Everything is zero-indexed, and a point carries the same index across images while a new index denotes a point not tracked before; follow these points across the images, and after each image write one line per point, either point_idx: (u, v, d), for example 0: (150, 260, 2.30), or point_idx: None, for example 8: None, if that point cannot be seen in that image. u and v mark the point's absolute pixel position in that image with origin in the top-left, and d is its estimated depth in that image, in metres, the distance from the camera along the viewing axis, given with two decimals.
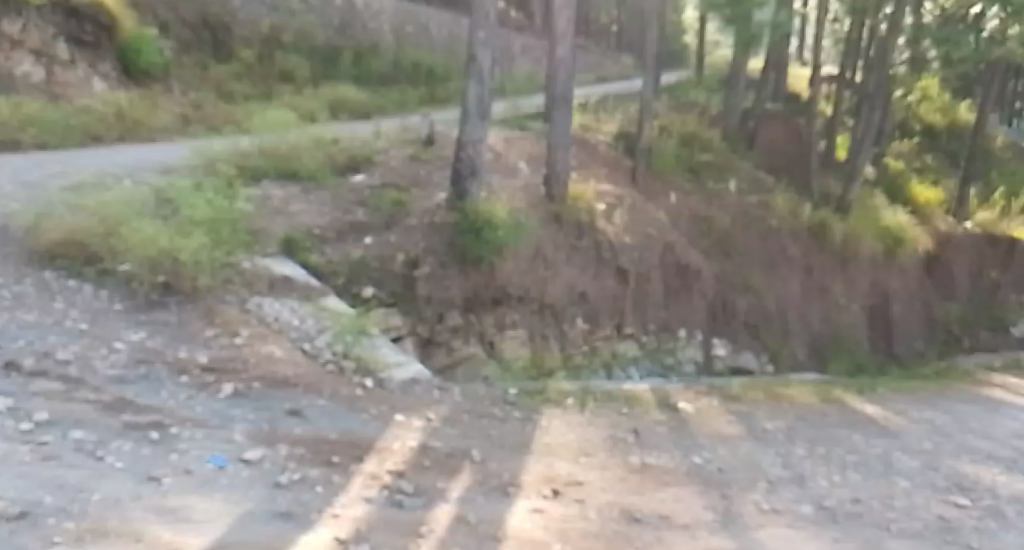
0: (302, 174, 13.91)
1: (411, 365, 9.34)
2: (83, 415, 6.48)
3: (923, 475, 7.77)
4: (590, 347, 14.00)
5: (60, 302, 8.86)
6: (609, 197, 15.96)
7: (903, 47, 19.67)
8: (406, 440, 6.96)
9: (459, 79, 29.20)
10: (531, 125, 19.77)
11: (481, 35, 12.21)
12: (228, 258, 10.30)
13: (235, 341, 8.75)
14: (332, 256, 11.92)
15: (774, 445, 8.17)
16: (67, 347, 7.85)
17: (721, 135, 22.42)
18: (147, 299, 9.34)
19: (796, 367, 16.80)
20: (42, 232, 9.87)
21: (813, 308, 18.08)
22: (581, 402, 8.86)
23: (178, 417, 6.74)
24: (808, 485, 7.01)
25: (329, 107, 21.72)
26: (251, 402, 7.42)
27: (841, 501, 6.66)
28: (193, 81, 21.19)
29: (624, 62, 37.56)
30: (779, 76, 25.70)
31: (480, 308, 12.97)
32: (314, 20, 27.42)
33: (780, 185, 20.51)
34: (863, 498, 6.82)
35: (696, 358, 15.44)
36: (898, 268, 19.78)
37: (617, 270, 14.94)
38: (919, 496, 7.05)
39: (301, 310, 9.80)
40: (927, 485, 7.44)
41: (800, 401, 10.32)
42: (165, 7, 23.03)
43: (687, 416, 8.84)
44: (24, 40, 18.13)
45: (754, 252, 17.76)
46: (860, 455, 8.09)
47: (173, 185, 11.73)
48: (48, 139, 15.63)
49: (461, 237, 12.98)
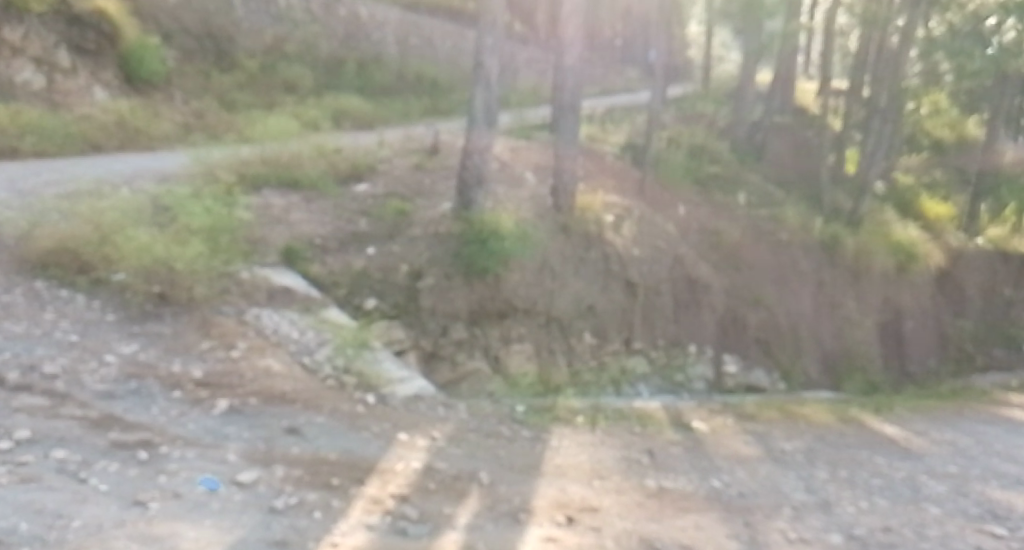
0: (304, 182, 13.54)
1: (415, 382, 9.08)
2: (68, 433, 6.13)
3: (955, 502, 7.40)
4: (598, 363, 13.62)
5: (51, 312, 8.51)
6: (618, 208, 15.66)
7: (915, 60, 19.24)
8: (409, 461, 6.60)
9: (463, 90, 28.99)
10: (536, 135, 19.49)
11: (488, 41, 11.89)
12: (226, 267, 9.98)
13: (232, 354, 8.41)
14: (334, 266, 11.65)
15: (794, 468, 7.81)
16: (55, 360, 7.50)
17: (729, 147, 22.14)
18: (141, 310, 8.97)
19: (809, 385, 16.39)
20: (34, 240, 9.50)
21: (825, 324, 17.74)
22: (592, 420, 8.52)
23: (169, 435, 6.38)
24: (834, 512, 6.64)
25: (332, 115, 21.43)
26: (247, 419, 7.08)
27: (871, 530, 6.29)
28: (195, 89, 20.91)
29: (630, 75, 37.35)
30: (788, 89, 25.42)
31: (485, 321, 12.60)
32: (318, 31, 27.21)
33: (791, 198, 20.23)
34: (894, 526, 6.45)
35: (707, 375, 14.99)
36: (910, 283, 19.55)
37: (626, 282, 14.63)
38: (952, 525, 6.69)
39: (301, 322, 9.47)
40: (959, 512, 7.07)
41: (817, 420, 10.00)
42: (168, 17, 22.78)
43: (702, 436, 8.51)
44: (25, 48, 17.92)
45: (764, 266, 17.45)
46: (885, 479, 7.73)
47: (170, 193, 11.41)
48: (47, 146, 15.30)
49: (466, 247, 12.63)
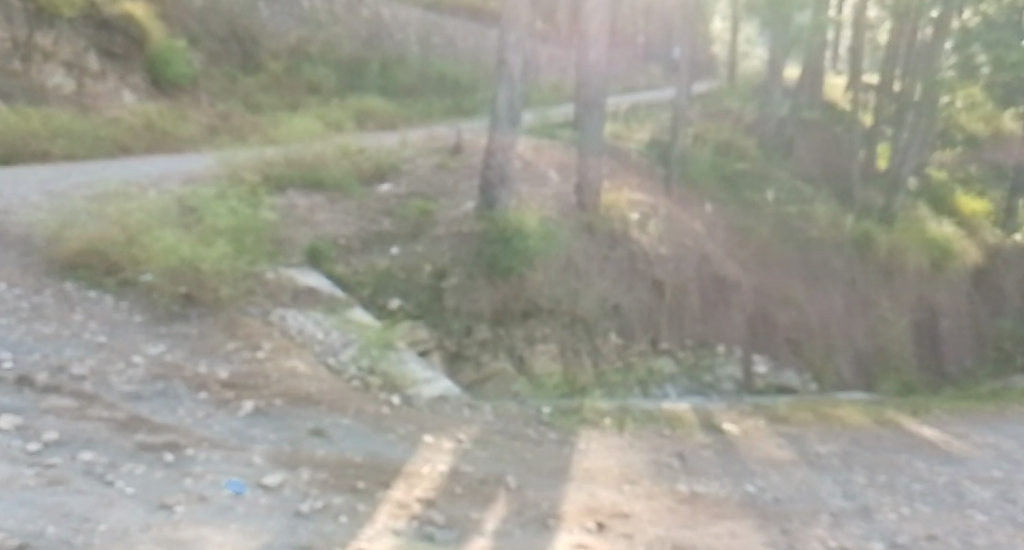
0: (328, 182, 13.53)
1: (440, 382, 9.05)
2: (95, 435, 6.10)
3: (1003, 510, 7.46)
4: (625, 363, 13.50)
5: (79, 314, 8.51)
6: (643, 206, 15.60)
7: (950, 53, 19.04)
8: (435, 464, 6.54)
9: (485, 89, 28.93)
10: (561, 133, 19.40)
11: (512, 38, 11.85)
12: (252, 268, 9.97)
13: (257, 355, 8.39)
14: (357, 267, 11.66)
15: (829, 472, 7.76)
16: (83, 361, 7.49)
17: (756, 145, 21.97)
18: (168, 311, 8.95)
19: (840, 386, 16.23)
20: (62, 241, 9.51)
21: (857, 323, 17.56)
22: (619, 422, 8.46)
23: (194, 437, 6.35)
24: (874, 519, 6.57)
25: (356, 116, 21.42)
26: (273, 420, 7.04)
27: (914, 539, 6.23)
28: (220, 92, 20.95)
29: (652, 73, 37.20)
30: (816, 84, 25.22)
31: (509, 320, 12.48)
32: (341, 32, 27.23)
33: (820, 195, 20.13)
34: (940, 534, 6.45)
35: (736, 376, 14.80)
36: (945, 280, 19.32)
37: (652, 282, 14.54)
38: (1003, 534, 6.76)
39: (326, 322, 9.44)
40: (1006, 521, 7.14)
41: (852, 423, 9.97)
42: (194, 19, 22.86)
43: (733, 439, 8.46)
44: (56, 52, 18.00)
45: (794, 264, 17.31)
46: (927, 485, 7.76)
47: (196, 194, 11.40)
48: (77, 149, 15.34)
49: (489, 246, 12.57)
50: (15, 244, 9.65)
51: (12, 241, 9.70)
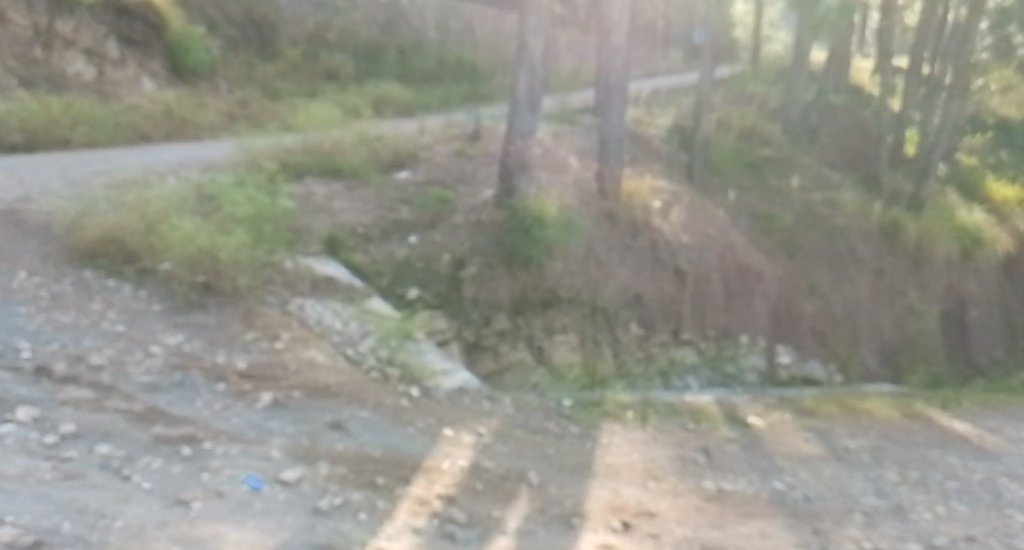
0: (346, 170, 13.43)
1: (459, 374, 8.91)
2: (112, 426, 5.97)
3: None
4: (645, 354, 13.38)
5: (98, 302, 8.43)
6: (665, 194, 15.48)
7: (986, 34, 18.82)
8: (455, 459, 6.42)
9: (504, 76, 28.75)
10: (580, 119, 19.24)
11: (532, 21, 11.68)
12: (270, 257, 9.88)
13: (275, 345, 8.29)
14: (376, 256, 11.54)
15: (861, 469, 7.69)
16: (101, 351, 7.41)
17: (780, 132, 21.74)
18: (187, 300, 8.87)
19: (867, 377, 16.07)
20: (81, 229, 9.43)
21: (884, 313, 17.39)
22: (642, 416, 8.42)
23: (212, 430, 6.23)
24: (909, 519, 6.50)
25: (373, 102, 21.27)
26: (291, 413, 6.94)
27: (952, 540, 6.13)
28: (239, 79, 20.85)
29: (673, 58, 36.90)
30: (842, 68, 24.93)
31: (529, 311, 12.36)
32: (359, 19, 27.12)
33: (847, 183, 20.02)
34: (978, 536, 6.33)
35: (759, 366, 14.64)
36: (975, 269, 19.11)
37: (675, 271, 14.38)
38: None
39: (344, 312, 9.34)
40: None
41: (881, 417, 9.88)
42: (213, 7, 22.76)
43: (759, 433, 8.45)
44: (76, 40, 17.94)
45: (819, 253, 17.13)
46: (961, 483, 7.63)
47: (214, 182, 11.32)
48: (98, 137, 15.28)
49: (508, 235, 12.42)
50: (35, 232, 9.59)
51: (32, 230, 9.64)
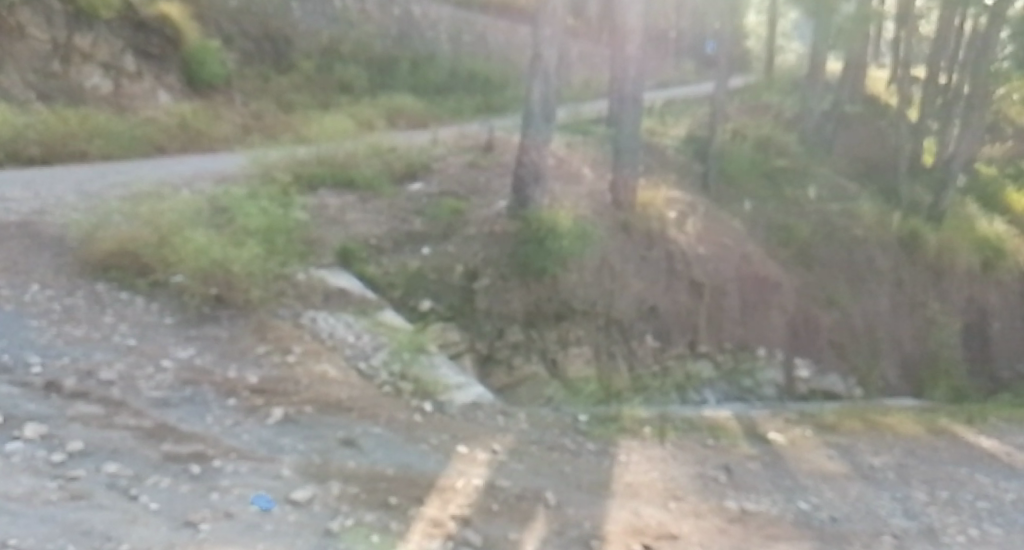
0: (360, 181, 13.33)
1: (473, 388, 8.76)
2: (121, 443, 5.83)
3: None
4: (661, 367, 13.23)
5: (109, 316, 8.32)
6: (681, 205, 15.35)
7: (1006, 43, 18.69)
8: (470, 478, 6.31)
9: (517, 87, 28.65)
10: (595, 130, 19.12)
11: (547, 32, 11.57)
12: (283, 269, 9.76)
13: (287, 359, 8.16)
14: (389, 267, 11.40)
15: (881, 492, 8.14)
16: (112, 366, 7.28)
17: (796, 142, 21.60)
18: (198, 313, 8.75)
19: (886, 390, 15.88)
20: (94, 242, 9.34)
21: (903, 325, 17.19)
22: (660, 431, 8.73)
23: (222, 447, 6.09)
24: (940, 542, 6.88)
25: (387, 114, 21.19)
26: (303, 430, 6.80)
27: None
28: (254, 91, 20.81)
29: (686, 69, 36.74)
30: (857, 77, 24.76)
31: (543, 323, 12.22)
32: (372, 31, 27.11)
33: (864, 194, 19.86)
34: None
35: (777, 380, 14.49)
36: (996, 281, 18.89)
37: (691, 282, 14.22)
38: None
39: (357, 325, 9.21)
40: None
41: (902, 432, 10.94)
42: (228, 20, 22.77)
43: (780, 449, 9.08)
44: (94, 53, 17.98)
45: (837, 264, 16.95)
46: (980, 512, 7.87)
47: (227, 194, 11.23)
48: (113, 149, 15.23)
49: (522, 247, 12.26)
50: (48, 245, 9.50)
51: (45, 243, 9.54)
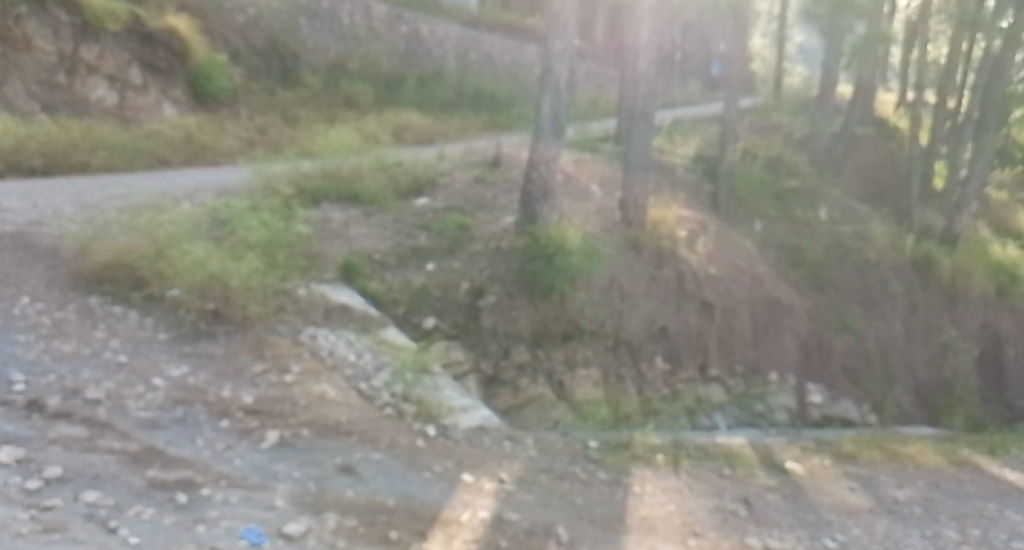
0: (364, 196, 12.99)
1: (478, 411, 8.35)
2: (103, 469, 5.44)
3: None
4: (671, 391, 12.83)
5: (101, 331, 7.95)
6: (691, 224, 14.99)
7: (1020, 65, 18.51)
8: (476, 510, 6.01)
9: (524, 105, 28.39)
10: (603, 147, 18.81)
11: (558, 46, 11.15)
12: (283, 284, 9.39)
13: (285, 379, 7.77)
14: (393, 283, 11.01)
15: (904, 533, 7.80)
16: (100, 384, 6.88)
17: (807, 164, 21.29)
18: (194, 329, 8.37)
19: (901, 418, 15.46)
20: (90, 254, 8.98)
21: (916, 351, 16.77)
22: (674, 460, 8.37)
23: (212, 474, 5.69)
24: None
25: (393, 129, 20.87)
26: (298, 455, 6.40)
27: None
28: (260, 105, 20.49)
29: (692, 89, 36.55)
30: (867, 100, 24.51)
31: (550, 343, 11.82)
32: (378, 49, 26.90)
33: (875, 217, 19.51)
34: None
35: (790, 405, 14.07)
36: (1010, 307, 18.36)
37: (701, 303, 13.85)
38: None
39: (359, 343, 8.83)
40: None
41: (922, 463, 10.55)
42: (236, 35, 22.50)
43: (800, 480, 8.73)
44: (99, 65, 17.65)
45: (848, 287, 16.58)
46: None
47: (228, 206, 10.88)
48: (115, 161, 14.88)
49: (530, 263, 11.88)
50: (42, 257, 9.13)
51: (38, 254, 9.17)
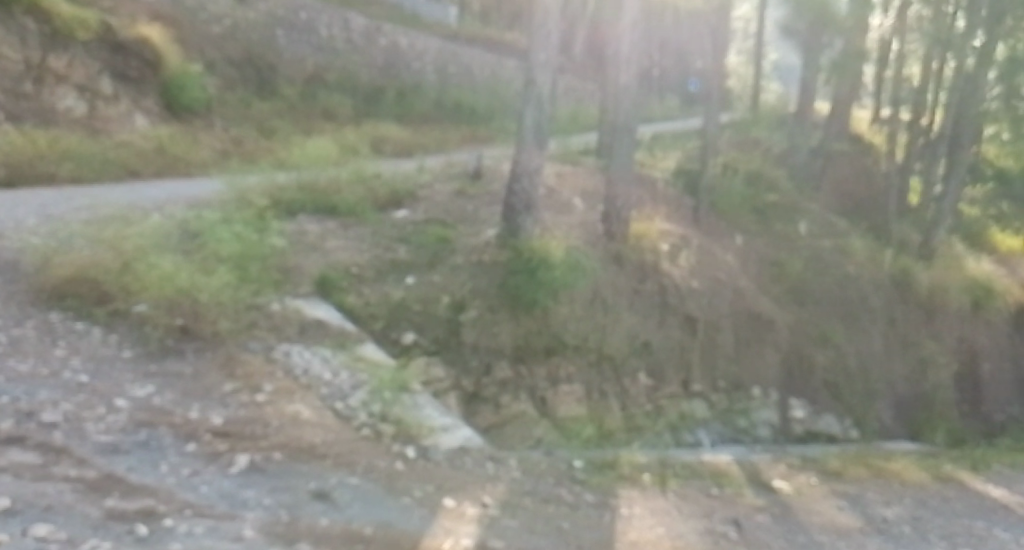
0: (341, 208, 12.65)
1: (460, 431, 8.03)
2: (56, 500, 5.06)
3: None
4: (655, 407, 12.53)
5: (62, 349, 7.57)
6: (674, 237, 14.75)
7: (994, 81, 18.53)
8: (457, 538, 5.69)
9: (503, 117, 28.16)
10: (584, 160, 18.58)
11: (541, 57, 10.86)
12: (255, 299, 9.04)
13: (257, 398, 7.41)
14: (370, 297, 10.67)
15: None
16: (58, 405, 6.50)
17: (787, 177, 21.16)
18: (161, 346, 8.00)
19: (884, 433, 15.24)
20: (52, 268, 8.60)
21: (897, 365, 16.59)
22: (661, 479, 8.08)
23: (176, 503, 5.33)
24: None
25: (371, 141, 20.56)
26: (269, 480, 6.05)
27: None
28: (235, 117, 20.12)
29: (671, 103, 36.51)
30: (846, 114, 24.45)
31: (532, 358, 11.50)
32: (357, 61, 26.62)
33: (855, 232, 19.37)
34: None
35: (773, 421, 13.82)
36: (984, 321, 18.39)
37: (685, 317, 13.59)
38: None
39: (335, 360, 8.47)
40: None
41: (909, 480, 10.35)
42: (212, 46, 22.14)
43: (788, 499, 8.46)
44: (69, 74, 17.22)
45: (830, 301, 16.37)
46: None
47: (199, 218, 10.52)
48: (85, 173, 14.47)
49: (512, 277, 11.58)
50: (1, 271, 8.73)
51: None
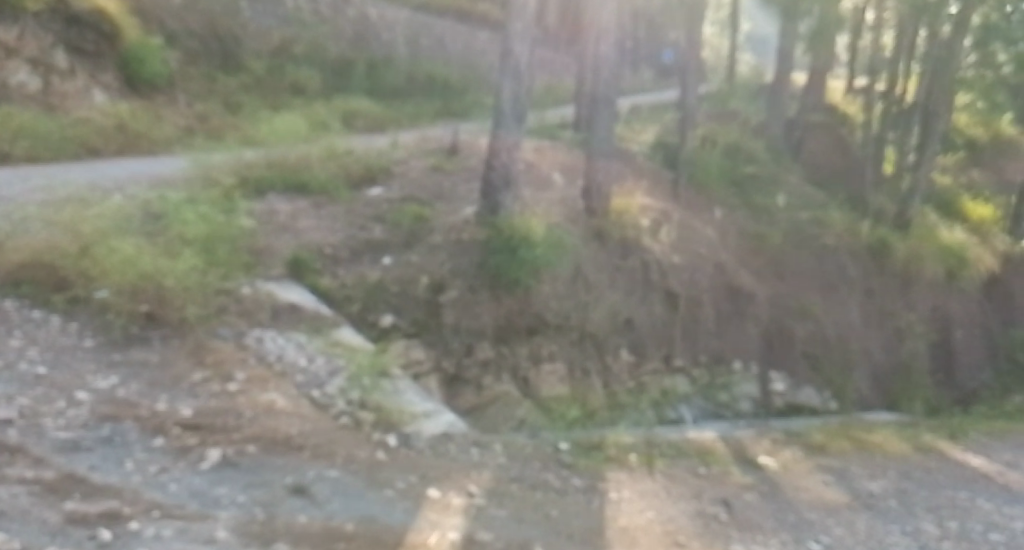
0: (312, 186, 12.25)
1: (442, 416, 7.75)
2: (10, 504, 4.73)
3: None
4: (636, 384, 12.34)
5: (18, 339, 7.21)
6: (654, 212, 14.44)
7: (970, 50, 18.34)
8: (443, 532, 5.40)
9: (475, 92, 27.77)
10: (562, 133, 18.23)
11: (518, 26, 10.46)
12: (224, 283, 8.69)
13: (229, 388, 7.08)
14: (346, 279, 10.31)
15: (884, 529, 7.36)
16: (12, 400, 6.15)
17: (763, 146, 21.00)
18: (125, 334, 7.65)
19: (862, 404, 15.14)
20: (4, 253, 8.22)
21: (875, 335, 16.51)
22: (648, 460, 7.82)
23: (143, 504, 5.01)
24: None
25: (342, 116, 20.15)
26: (243, 475, 5.74)
27: None
28: (199, 92, 19.52)
29: (644, 76, 36.23)
30: (822, 82, 24.20)
31: (514, 338, 11.24)
32: (326, 34, 26.05)
33: (834, 202, 19.18)
34: None
35: (753, 394, 13.70)
36: (958, 289, 18.29)
37: (665, 293, 13.38)
38: None
39: (310, 346, 8.15)
40: None
41: (891, 451, 10.19)
42: (175, 19, 21.50)
43: (775, 476, 8.24)
44: (20, 48, 16.73)
45: (811, 273, 16.15)
46: None
47: (163, 198, 10.13)
48: (42, 152, 14.01)
49: (492, 256, 11.21)
50: None
51: None
